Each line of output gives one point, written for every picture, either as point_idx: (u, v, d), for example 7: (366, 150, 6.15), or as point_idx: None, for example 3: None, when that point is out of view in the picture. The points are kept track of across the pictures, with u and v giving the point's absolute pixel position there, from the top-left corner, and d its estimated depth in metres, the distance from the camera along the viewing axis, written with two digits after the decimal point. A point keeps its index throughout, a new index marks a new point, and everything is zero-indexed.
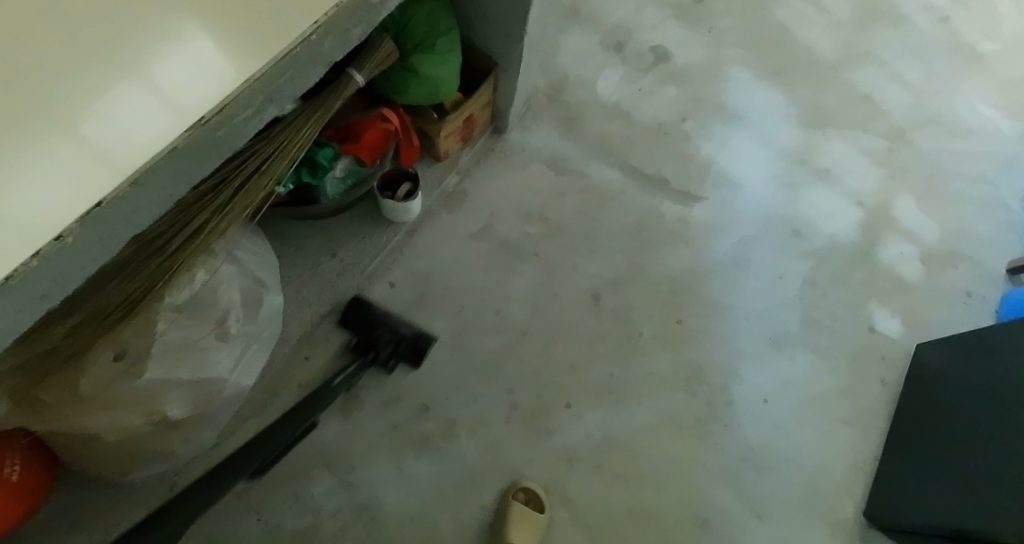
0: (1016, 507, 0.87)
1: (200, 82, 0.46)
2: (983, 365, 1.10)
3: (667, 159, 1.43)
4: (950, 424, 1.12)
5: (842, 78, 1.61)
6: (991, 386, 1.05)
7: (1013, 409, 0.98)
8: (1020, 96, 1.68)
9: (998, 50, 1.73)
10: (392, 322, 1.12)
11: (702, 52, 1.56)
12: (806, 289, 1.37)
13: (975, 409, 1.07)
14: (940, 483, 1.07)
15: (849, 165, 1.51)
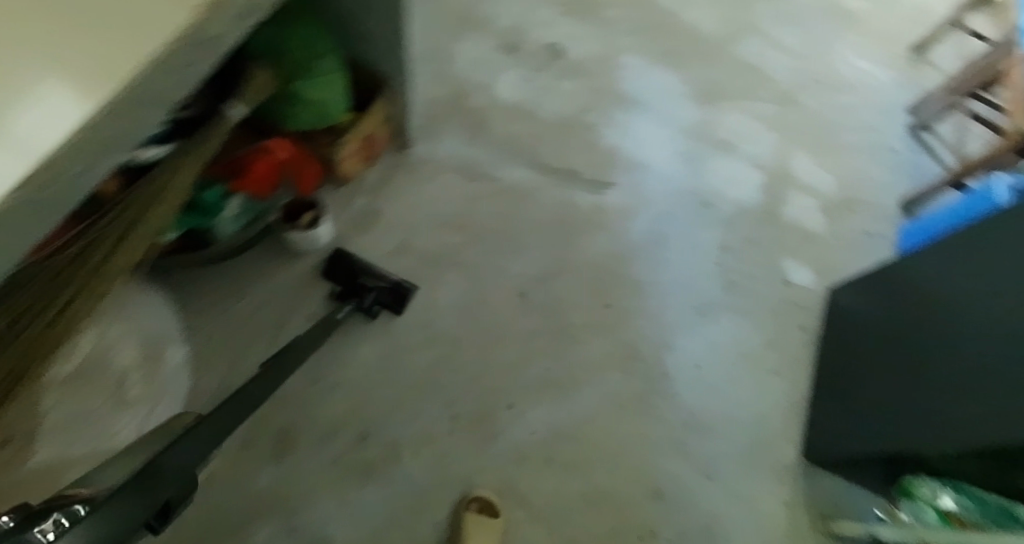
0: (962, 422, 0.92)
1: (32, 125, 0.39)
2: (891, 297, 1.17)
3: (575, 152, 1.43)
4: (877, 358, 1.18)
5: (730, 51, 1.67)
6: (910, 314, 1.12)
7: (935, 330, 1.04)
8: (892, 47, 1.79)
9: (865, 6, 1.85)
10: (375, 272, 1.17)
11: (595, 44, 1.56)
12: (721, 255, 1.43)
13: (899, 338, 1.14)
14: (878, 413, 1.13)
15: (746, 132, 1.58)
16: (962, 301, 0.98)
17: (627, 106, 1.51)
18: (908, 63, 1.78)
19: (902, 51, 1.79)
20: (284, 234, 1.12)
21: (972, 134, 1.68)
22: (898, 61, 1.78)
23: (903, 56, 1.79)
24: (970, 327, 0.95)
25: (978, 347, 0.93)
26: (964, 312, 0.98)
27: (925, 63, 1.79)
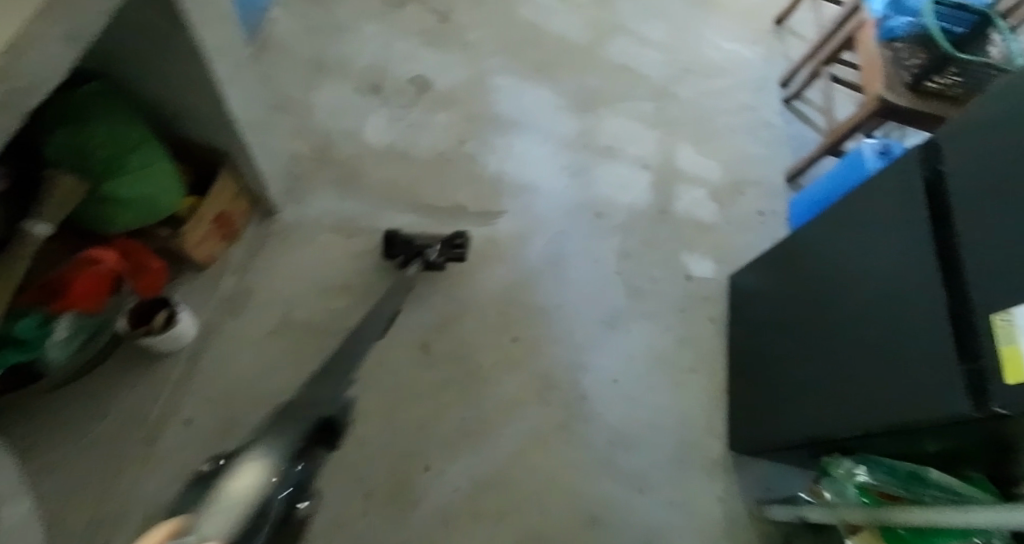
0: (875, 402, 0.92)
1: None
2: (798, 278, 1.18)
3: (457, 187, 1.37)
4: (784, 342, 1.19)
5: (600, 53, 1.65)
6: (812, 297, 1.13)
7: (839, 312, 1.05)
8: (754, 25, 1.83)
9: None
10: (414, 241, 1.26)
11: (462, 71, 1.50)
12: (622, 263, 1.42)
13: (802, 321, 1.15)
14: (790, 400, 1.13)
15: (627, 135, 1.57)
16: (865, 281, 0.98)
17: (504, 131, 1.47)
18: (772, 37, 1.82)
19: (764, 27, 1.84)
20: (140, 341, 1.03)
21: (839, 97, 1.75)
22: (762, 37, 1.82)
23: (766, 32, 1.83)
24: (874, 306, 0.96)
25: (883, 326, 0.93)
26: (864, 292, 0.98)
27: (787, 36, 1.84)
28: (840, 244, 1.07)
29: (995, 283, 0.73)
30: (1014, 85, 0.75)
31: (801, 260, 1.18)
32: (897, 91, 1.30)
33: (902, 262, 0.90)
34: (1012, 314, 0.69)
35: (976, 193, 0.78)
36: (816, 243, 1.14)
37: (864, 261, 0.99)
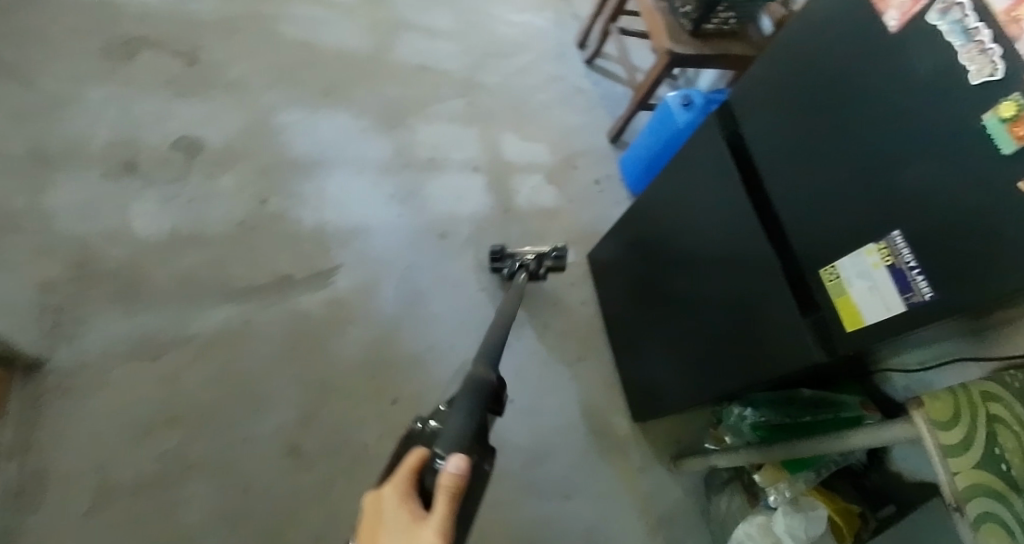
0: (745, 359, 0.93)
1: None
2: (652, 245, 1.19)
3: (275, 255, 1.18)
4: (654, 311, 1.20)
5: (390, 58, 1.51)
6: (669, 264, 1.13)
7: (693, 275, 1.06)
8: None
9: None
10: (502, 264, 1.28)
11: (237, 118, 1.28)
12: (481, 277, 1.33)
13: (665, 288, 1.16)
14: (676, 369, 1.14)
15: (446, 141, 1.47)
16: (707, 244, 1.00)
17: (312, 174, 1.29)
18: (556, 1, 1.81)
19: None
20: None
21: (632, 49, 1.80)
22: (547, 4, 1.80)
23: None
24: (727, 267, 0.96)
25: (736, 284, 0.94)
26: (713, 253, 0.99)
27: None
28: (678, 209, 1.08)
29: (823, 228, 0.76)
30: (785, 44, 0.80)
31: (647, 230, 1.20)
32: (681, 42, 1.34)
33: (731, 221, 0.93)
34: (836, 267, 0.74)
35: (786, 147, 0.81)
36: (661, 213, 1.14)
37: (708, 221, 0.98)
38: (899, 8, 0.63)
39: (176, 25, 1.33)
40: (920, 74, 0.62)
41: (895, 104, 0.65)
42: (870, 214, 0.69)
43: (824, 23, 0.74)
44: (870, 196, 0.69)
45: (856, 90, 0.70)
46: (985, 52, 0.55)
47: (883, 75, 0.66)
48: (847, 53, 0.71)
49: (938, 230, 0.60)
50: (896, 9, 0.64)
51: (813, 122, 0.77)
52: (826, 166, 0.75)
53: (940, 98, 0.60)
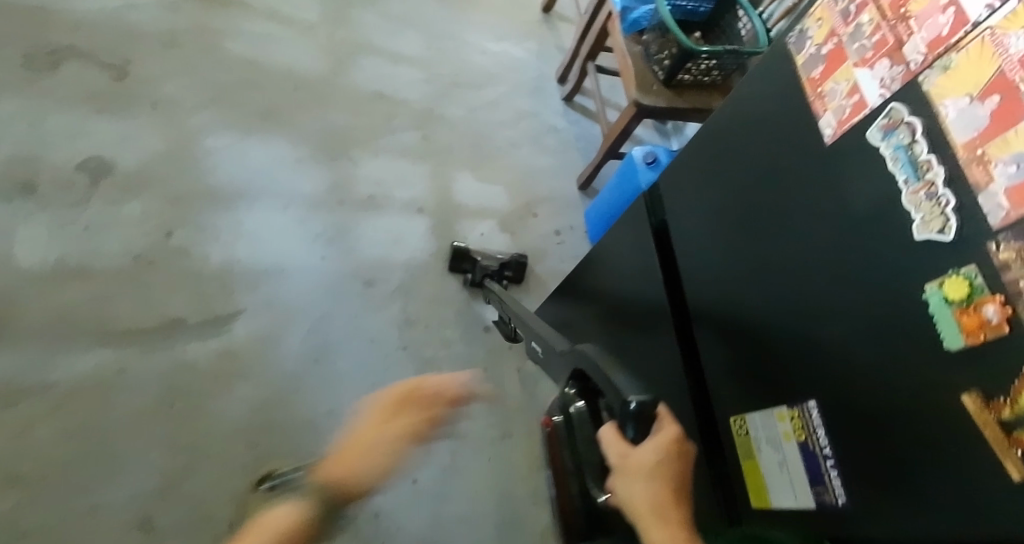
0: None
1: None
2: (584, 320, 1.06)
3: (167, 295, 1.07)
4: None
5: (342, 85, 1.40)
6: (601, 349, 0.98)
7: None
8: (518, 23, 1.70)
9: None
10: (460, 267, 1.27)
11: (158, 139, 1.19)
12: (405, 334, 1.19)
13: None
14: None
15: (391, 178, 1.34)
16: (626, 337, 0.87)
17: (226, 208, 1.18)
18: (538, 34, 1.71)
19: (531, 24, 1.72)
20: None
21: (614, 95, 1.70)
22: (528, 37, 1.69)
23: (531, 33, 1.71)
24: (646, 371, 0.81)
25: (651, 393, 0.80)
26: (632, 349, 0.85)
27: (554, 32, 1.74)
28: (608, 290, 0.94)
29: (739, 364, 0.60)
30: (710, 125, 0.64)
31: (586, 302, 1.05)
32: (650, 92, 1.22)
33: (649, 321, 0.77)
34: (746, 420, 0.59)
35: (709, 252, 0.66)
36: (595, 290, 0.99)
37: (628, 309, 0.86)
38: (836, 114, 0.46)
39: (108, 36, 1.25)
40: (855, 204, 0.45)
41: (822, 233, 0.49)
42: (786, 364, 0.53)
43: (748, 109, 0.58)
44: (789, 345, 0.53)
45: (779, 204, 0.54)
46: (934, 197, 0.38)
47: (808, 189, 0.50)
48: (774, 154, 0.55)
49: (862, 419, 0.44)
50: (833, 113, 0.47)
51: (741, 231, 0.60)
52: (749, 288, 0.59)
53: (874, 242, 0.43)
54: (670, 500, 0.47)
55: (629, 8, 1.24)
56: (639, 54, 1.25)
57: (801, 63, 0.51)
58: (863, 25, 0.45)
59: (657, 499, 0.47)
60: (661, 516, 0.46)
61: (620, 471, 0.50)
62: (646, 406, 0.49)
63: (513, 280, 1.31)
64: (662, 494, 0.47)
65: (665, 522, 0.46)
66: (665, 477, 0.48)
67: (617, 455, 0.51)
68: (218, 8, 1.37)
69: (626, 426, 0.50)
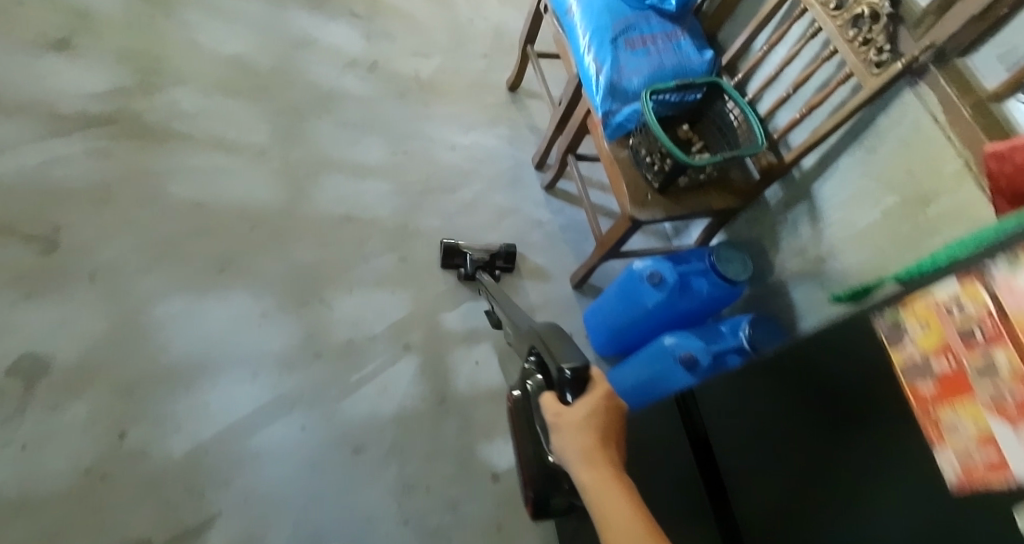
0: None
1: None
2: None
3: (127, 511, 0.93)
4: None
5: (305, 212, 1.27)
6: None
7: None
8: (486, 111, 1.61)
9: (437, 74, 1.61)
10: (452, 263, 1.31)
11: (102, 319, 1.04)
12: (405, 503, 1.06)
13: None
14: None
15: (371, 313, 1.22)
16: None
17: (186, 390, 1.03)
18: (507, 120, 1.63)
19: (499, 110, 1.63)
20: None
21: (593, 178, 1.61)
22: (497, 125, 1.60)
23: (499, 120, 1.61)
24: None
25: None
26: None
27: (523, 115, 1.66)
28: None
29: None
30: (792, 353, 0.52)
31: None
32: (646, 203, 1.13)
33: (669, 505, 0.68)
34: None
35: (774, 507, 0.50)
36: None
37: None
38: (961, 463, 0.33)
39: (28, 200, 1.08)
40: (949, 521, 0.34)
41: None
42: None
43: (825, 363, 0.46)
44: None
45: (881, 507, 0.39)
46: None
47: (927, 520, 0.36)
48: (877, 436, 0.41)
49: None
50: (957, 454, 0.33)
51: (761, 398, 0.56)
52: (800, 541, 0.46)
53: None
54: (599, 438, 0.66)
55: (612, 111, 1.16)
56: (628, 159, 1.17)
57: (904, 361, 0.38)
58: (998, 364, 0.30)
59: (589, 441, 0.66)
60: (591, 453, 0.64)
61: (558, 427, 0.70)
62: (578, 372, 0.73)
63: (505, 268, 1.35)
64: (592, 437, 0.66)
65: (593, 456, 0.64)
66: (595, 424, 0.68)
67: (554, 413, 0.71)
68: (155, 145, 1.22)
69: (564, 392, 0.73)
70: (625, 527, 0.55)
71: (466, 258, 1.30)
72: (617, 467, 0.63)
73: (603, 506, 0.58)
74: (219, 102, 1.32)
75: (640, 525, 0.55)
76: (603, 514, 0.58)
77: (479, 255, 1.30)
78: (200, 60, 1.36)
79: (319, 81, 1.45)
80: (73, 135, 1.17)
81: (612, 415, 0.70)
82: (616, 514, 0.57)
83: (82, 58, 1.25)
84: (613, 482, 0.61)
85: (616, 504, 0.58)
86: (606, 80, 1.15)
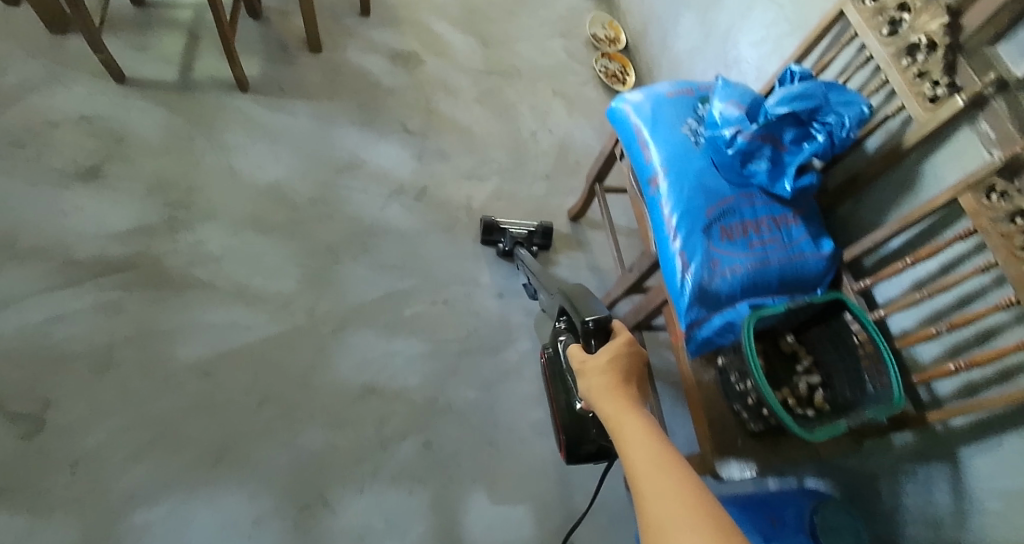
0: None
1: None
2: None
3: None
4: None
5: (322, 381, 1.12)
6: None
7: None
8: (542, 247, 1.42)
9: (491, 200, 1.44)
10: (490, 238, 1.36)
11: (76, 523, 0.90)
12: None
13: None
14: None
15: (381, 521, 1.02)
16: None
17: None
18: (565, 258, 1.42)
19: (557, 245, 1.43)
20: None
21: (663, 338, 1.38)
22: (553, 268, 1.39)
23: (556, 257, 1.42)
24: None
25: None
26: None
27: (585, 252, 1.45)
28: None
29: None
30: None
31: None
32: (733, 450, 0.88)
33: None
34: None
35: None
36: None
37: None
38: None
39: (21, 369, 0.98)
40: None
41: None
42: None
43: None
44: None
45: None
46: None
47: None
48: None
49: None
50: None
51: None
52: None
53: None
54: (624, 380, 0.61)
55: (698, 320, 0.92)
56: (711, 380, 0.93)
57: None
58: None
59: (611, 379, 0.61)
60: (613, 390, 0.59)
61: (581, 371, 0.65)
62: (600, 321, 0.76)
63: (542, 246, 1.38)
64: (615, 377, 0.62)
65: (615, 392, 0.58)
66: (620, 366, 0.63)
67: (578, 361, 0.68)
68: (170, 296, 1.10)
69: (589, 341, 0.76)
70: (642, 442, 0.49)
71: (505, 235, 1.34)
72: (638, 402, 0.58)
73: (622, 431, 0.53)
74: (247, 243, 1.20)
75: (660, 444, 0.49)
76: (621, 438, 0.52)
77: (518, 231, 1.35)
78: (234, 190, 1.24)
79: (358, 213, 1.31)
80: (84, 284, 1.07)
81: (637, 363, 0.65)
82: (633, 432, 0.51)
83: (110, 191, 1.16)
84: (633, 411, 0.55)
85: (633, 425, 0.52)
86: (693, 280, 0.92)
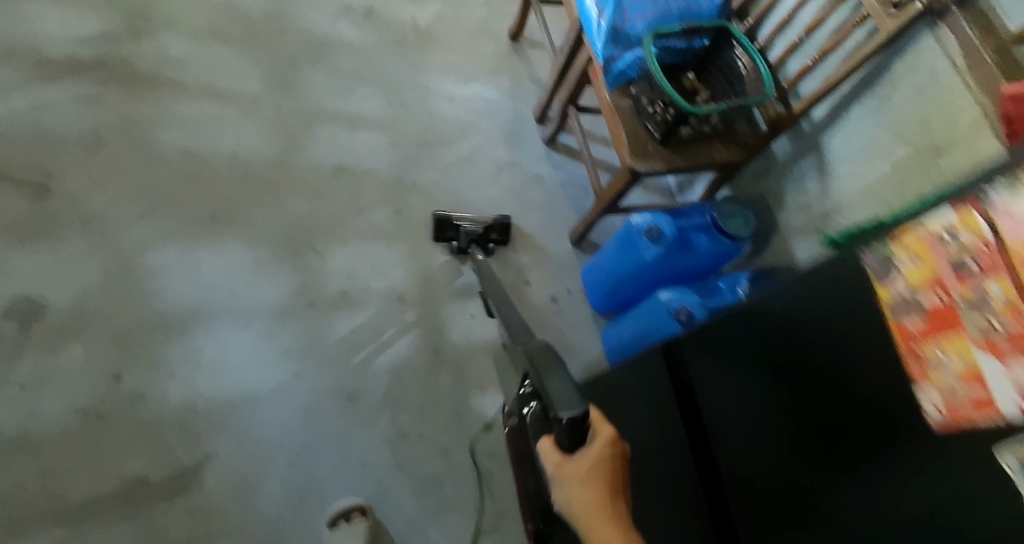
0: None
1: None
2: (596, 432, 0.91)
3: (124, 453, 0.94)
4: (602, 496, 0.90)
5: (299, 163, 1.25)
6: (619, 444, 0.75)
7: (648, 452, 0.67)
8: (487, 60, 1.55)
9: (436, 19, 1.55)
10: (443, 241, 1.27)
11: (97, 265, 1.04)
12: (398, 450, 1.08)
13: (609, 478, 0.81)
14: None
15: (365, 266, 1.21)
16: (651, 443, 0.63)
17: (180, 337, 1.04)
18: (509, 69, 1.56)
19: (501, 56, 1.57)
20: None
21: (603, 137, 1.54)
22: (501, 122, 1.48)
23: (501, 67, 1.55)
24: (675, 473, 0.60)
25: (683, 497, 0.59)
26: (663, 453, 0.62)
27: (527, 64, 1.58)
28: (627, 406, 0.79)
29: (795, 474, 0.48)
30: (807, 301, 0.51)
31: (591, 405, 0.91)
32: (646, 155, 1.09)
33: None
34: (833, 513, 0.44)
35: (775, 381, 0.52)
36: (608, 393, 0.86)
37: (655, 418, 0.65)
38: (927, 303, 0.34)
39: (19, 146, 1.08)
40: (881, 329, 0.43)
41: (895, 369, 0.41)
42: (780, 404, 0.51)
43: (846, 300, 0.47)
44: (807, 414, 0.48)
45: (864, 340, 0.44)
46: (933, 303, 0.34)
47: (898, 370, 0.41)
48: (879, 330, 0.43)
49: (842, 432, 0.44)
50: (941, 393, 0.35)
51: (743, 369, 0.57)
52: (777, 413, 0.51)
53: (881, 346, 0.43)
54: (612, 496, 0.52)
55: (614, 58, 1.10)
56: (628, 108, 1.13)
57: (891, 298, 0.38)
58: (995, 301, 0.31)
59: (595, 499, 0.52)
60: (605, 516, 0.51)
61: (560, 480, 0.55)
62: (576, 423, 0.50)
63: (500, 242, 1.31)
64: (603, 494, 0.52)
65: (605, 519, 0.51)
66: (604, 475, 0.53)
67: (555, 464, 0.56)
68: (145, 91, 1.20)
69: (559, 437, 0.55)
70: None
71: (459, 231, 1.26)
72: (633, 533, 0.50)
73: None
74: (209, 49, 1.29)
75: None
76: None
77: (472, 227, 1.27)
78: (190, 3, 1.32)
79: (312, 27, 1.41)
80: (61, 79, 1.15)
81: (620, 462, 0.55)
82: None
83: (69, 0, 1.22)
84: None
85: None
86: (609, 23, 1.08)
